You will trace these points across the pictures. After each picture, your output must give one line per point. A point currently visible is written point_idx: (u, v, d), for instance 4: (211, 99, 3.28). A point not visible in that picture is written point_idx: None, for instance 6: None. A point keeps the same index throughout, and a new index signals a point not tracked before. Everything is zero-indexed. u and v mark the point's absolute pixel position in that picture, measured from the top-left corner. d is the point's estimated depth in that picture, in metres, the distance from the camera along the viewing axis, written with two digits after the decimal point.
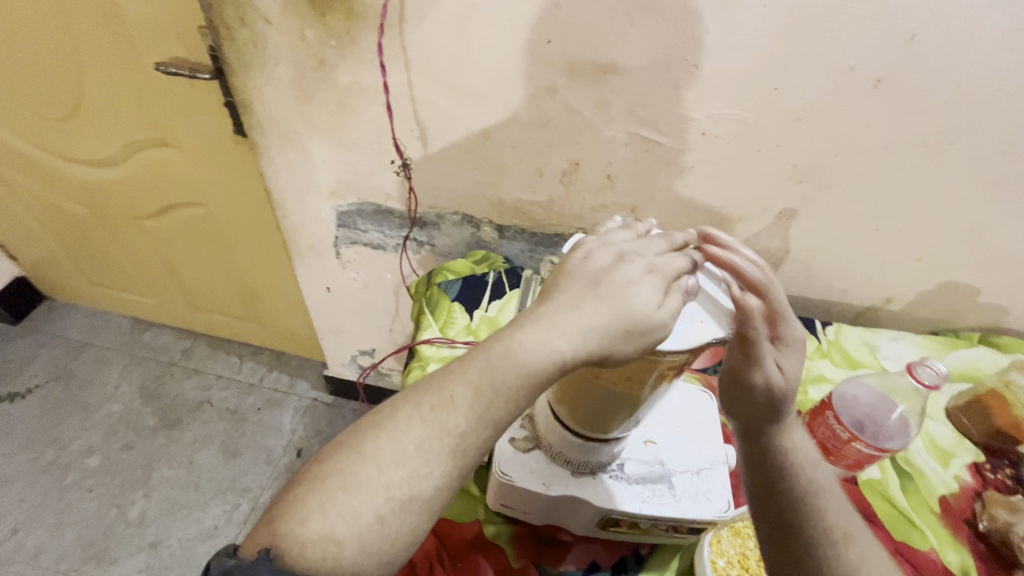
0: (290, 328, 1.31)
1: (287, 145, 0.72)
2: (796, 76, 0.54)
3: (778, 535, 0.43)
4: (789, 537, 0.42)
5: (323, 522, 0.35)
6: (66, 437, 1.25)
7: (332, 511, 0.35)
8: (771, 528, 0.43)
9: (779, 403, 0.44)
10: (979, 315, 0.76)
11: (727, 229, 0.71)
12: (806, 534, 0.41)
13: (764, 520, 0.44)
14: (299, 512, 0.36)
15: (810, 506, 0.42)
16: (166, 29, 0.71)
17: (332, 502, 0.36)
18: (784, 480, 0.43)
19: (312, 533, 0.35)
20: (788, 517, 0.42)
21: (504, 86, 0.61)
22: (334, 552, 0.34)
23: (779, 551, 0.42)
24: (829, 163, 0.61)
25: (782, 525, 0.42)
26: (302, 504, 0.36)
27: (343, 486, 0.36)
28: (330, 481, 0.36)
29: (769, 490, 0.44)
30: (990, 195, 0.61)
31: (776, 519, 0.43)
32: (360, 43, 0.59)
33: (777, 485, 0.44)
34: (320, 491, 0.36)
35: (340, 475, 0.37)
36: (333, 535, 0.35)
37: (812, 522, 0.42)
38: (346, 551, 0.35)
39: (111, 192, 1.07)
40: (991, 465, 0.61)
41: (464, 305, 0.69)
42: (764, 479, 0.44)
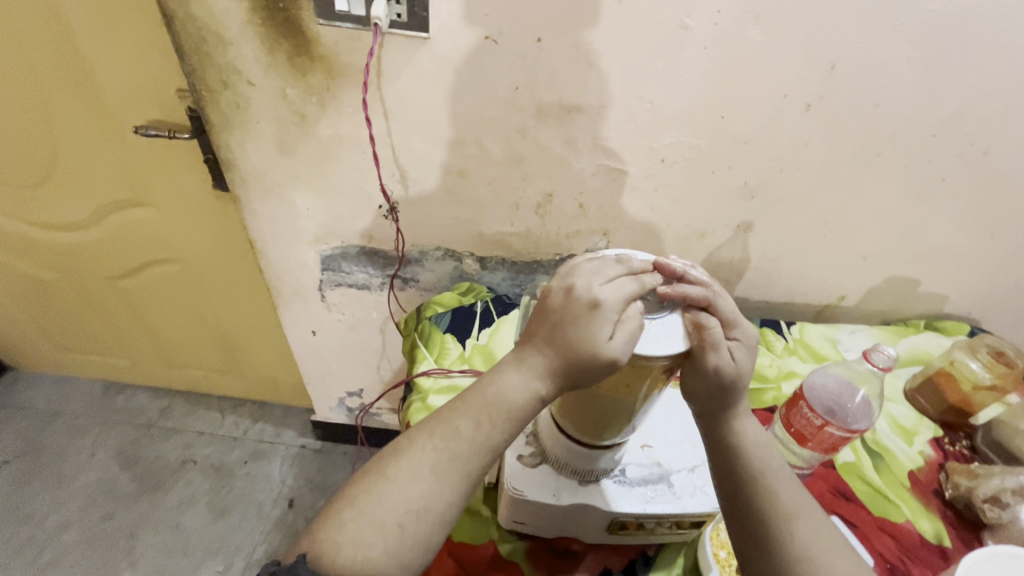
0: (272, 376, 1.30)
1: (270, 197, 0.75)
2: (739, 105, 0.61)
3: (736, 520, 0.42)
4: (746, 519, 0.41)
5: (356, 532, 0.40)
6: (41, 513, 1.20)
7: (362, 522, 0.40)
8: (730, 513, 0.42)
9: (733, 398, 0.43)
10: (921, 303, 0.84)
11: (692, 244, 0.77)
12: (760, 515, 0.40)
13: (723, 507, 0.43)
14: (334, 523, 0.40)
15: (760, 485, 0.41)
16: (145, 94, 0.74)
17: (362, 515, 0.40)
18: (734, 463, 0.43)
19: (346, 540, 0.39)
20: (741, 498, 0.41)
21: (479, 130, 0.65)
22: (365, 556, 0.39)
23: (741, 537, 0.41)
24: (775, 178, 0.68)
25: (738, 509, 0.42)
26: (337, 516, 0.41)
27: (371, 500, 0.41)
28: (359, 498, 0.41)
29: (723, 475, 0.43)
30: (915, 196, 0.70)
31: (732, 503, 0.42)
32: (341, 98, 0.63)
33: (728, 468, 0.43)
34: (353, 507, 0.41)
35: (367, 493, 0.41)
36: (363, 543, 0.39)
37: (763, 501, 0.41)
38: (375, 554, 0.39)
39: (82, 254, 1.06)
40: (948, 439, 0.67)
41: (456, 335, 0.72)
42: (717, 464, 0.44)
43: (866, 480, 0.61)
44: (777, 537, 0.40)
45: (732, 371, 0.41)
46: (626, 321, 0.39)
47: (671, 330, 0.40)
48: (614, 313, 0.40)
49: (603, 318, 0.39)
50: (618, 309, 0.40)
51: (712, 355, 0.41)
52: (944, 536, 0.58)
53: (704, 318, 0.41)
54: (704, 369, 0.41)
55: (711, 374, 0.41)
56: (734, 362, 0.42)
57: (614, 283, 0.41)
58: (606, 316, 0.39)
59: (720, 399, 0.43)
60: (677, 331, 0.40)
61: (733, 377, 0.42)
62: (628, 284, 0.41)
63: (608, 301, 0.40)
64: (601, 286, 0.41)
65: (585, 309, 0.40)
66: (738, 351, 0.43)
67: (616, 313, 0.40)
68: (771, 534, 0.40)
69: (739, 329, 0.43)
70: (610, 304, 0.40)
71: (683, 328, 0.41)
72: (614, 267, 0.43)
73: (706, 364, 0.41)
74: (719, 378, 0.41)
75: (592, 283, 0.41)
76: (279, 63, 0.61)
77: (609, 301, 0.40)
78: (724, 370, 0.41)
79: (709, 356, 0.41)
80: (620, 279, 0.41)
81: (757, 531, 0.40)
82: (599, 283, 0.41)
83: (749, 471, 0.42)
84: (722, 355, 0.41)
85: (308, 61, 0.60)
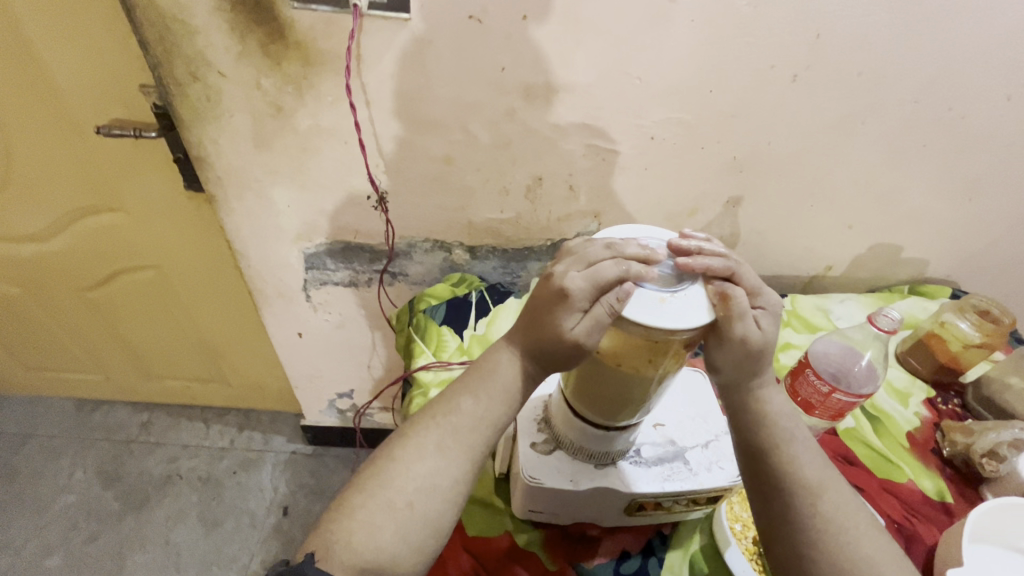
0: (258, 382, 1.26)
1: (248, 195, 0.71)
2: (727, 78, 0.61)
3: (760, 492, 0.42)
4: (770, 491, 0.42)
5: (366, 514, 0.39)
6: (19, 540, 1.14)
7: (372, 504, 0.39)
8: (754, 486, 0.43)
9: (760, 367, 0.43)
10: (904, 269, 0.86)
11: (683, 222, 0.76)
12: (783, 486, 0.41)
13: (747, 480, 0.44)
14: (345, 508, 0.40)
15: (782, 457, 0.42)
16: (106, 91, 0.69)
17: (371, 497, 0.40)
18: (757, 435, 0.43)
19: (357, 524, 0.39)
20: (764, 470, 0.42)
21: (464, 114, 0.63)
22: (377, 537, 0.38)
23: (764, 509, 0.42)
24: (764, 152, 0.68)
25: (761, 481, 0.42)
26: (346, 503, 0.40)
27: (380, 483, 0.40)
28: (366, 481, 0.41)
29: (747, 448, 0.44)
30: (898, 164, 0.70)
31: (755, 476, 0.43)
32: (319, 86, 0.60)
33: (751, 442, 0.44)
34: (361, 489, 0.40)
35: (375, 475, 0.41)
36: (375, 524, 0.39)
37: (786, 472, 0.41)
38: (386, 536, 0.38)
39: (46, 266, 1.00)
40: (941, 399, 0.69)
41: (452, 327, 0.70)
42: (739, 438, 0.45)
43: (868, 444, 0.62)
44: (801, 507, 0.40)
45: (757, 339, 0.42)
46: (592, 313, 0.39)
47: (697, 303, 0.38)
48: (579, 304, 0.39)
49: (569, 309, 0.40)
50: (586, 299, 0.39)
51: (739, 324, 0.40)
52: (946, 493, 0.59)
53: (731, 289, 0.40)
54: (732, 339, 0.41)
55: (738, 342, 0.41)
56: (760, 330, 0.42)
57: (590, 271, 0.40)
58: (573, 306, 0.39)
59: (746, 369, 0.43)
60: (703, 303, 0.39)
61: (760, 344, 0.42)
62: (608, 270, 0.39)
63: (577, 291, 0.39)
64: (576, 275, 0.40)
65: (555, 297, 0.40)
66: (763, 319, 0.43)
67: (584, 304, 0.39)
68: (795, 504, 0.40)
69: (763, 297, 0.43)
70: (578, 295, 0.39)
71: (710, 300, 0.39)
72: (599, 252, 0.41)
73: (734, 333, 0.41)
74: (745, 347, 0.41)
75: (568, 270, 0.40)
76: (251, 52, 0.57)
77: (578, 292, 0.39)
78: (750, 338, 0.41)
79: (736, 326, 0.40)
80: (600, 265, 0.39)
81: (780, 503, 0.41)
82: (575, 272, 0.40)
83: (771, 443, 0.43)
84: (748, 324, 0.41)
85: (282, 48, 0.57)
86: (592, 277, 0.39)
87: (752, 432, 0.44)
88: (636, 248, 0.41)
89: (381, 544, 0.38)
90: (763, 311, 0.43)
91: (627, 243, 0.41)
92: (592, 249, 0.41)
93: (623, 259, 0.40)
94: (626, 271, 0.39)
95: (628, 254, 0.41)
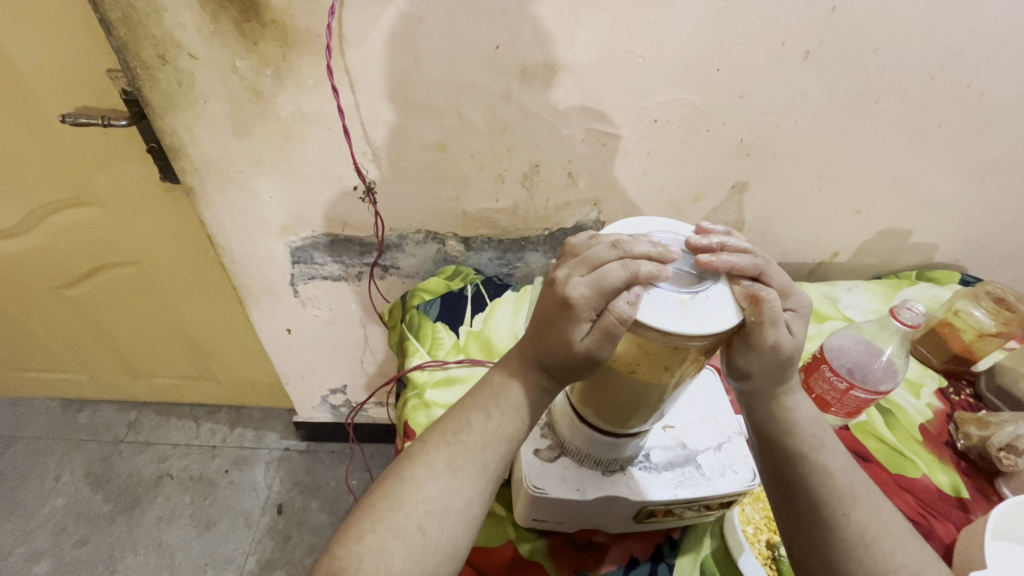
0: (248, 378, 1.23)
1: (228, 187, 0.67)
2: (736, 56, 0.57)
3: (786, 502, 0.41)
4: (798, 502, 0.40)
5: (375, 540, 0.36)
6: (5, 546, 1.10)
7: (381, 528, 0.37)
8: (780, 497, 0.42)
9: (787, 374, 0.41)
10: (912, 254, 0.84)
11: (687, 209, 0.73)
12: (812, 496, 0.39)
13: (773, 491, 0.42)
14: (353, 532, 0.37)
15: (810, 466, 0.40)
16: (71, 77, 0.64)
17: (380, 520, 0.37)
18: (783, 444, 0.42)
19: (366, 549, 0.36)
20: (792, 481, 0.41)
21: (457, 97, 0.59)
22: (386, 563, 0.36)
23: (792, 520, 0.40)
24: (772, 134, 0.65)
25: (788, 492, 0.41)
26: (354, 526, 0.38)
27: (390, 504, 0.38)
28: (376, 504, 0.39)
29: (772, 458, 0.42)
30: (912, 145, 0.67)
31: (782, 487, 0.41)
32: (300, 69, 0.56)
33: (777, 452, 0.42)
34: (370, 513, 0.38)
35: (385, 497, 0.39)
36: (384, 549, 0.36)
37: (815, 481, 0.40)
38: (397, 561, 0.36)
39: (20, 264, 0.95)
40: (953, 388, 0.67)
41: (447, 323, 0.67)
42: (764, 448, 0.43)
43: (881, 438, 0.60)
44: (831, 517, 0.38)
45: (788, 345, 0.39)
46: (602, 322, 0.36)
47: (721, 304, 0.35)
48: (586, 312, 0.37)
49: (575, 318, 0.37)
50: (593, 307, 0.36)
51: (771, 330, 0.38)
52: (962, 488, 0.57)
53: (761, 291, 0.37)
54: (762, 346, 0.39)
55: (771, 350, 0.39)
56: (791, 336, 0.40)
57: (594, 275, 0.37)
58: (578, 315, 0.37)
59: (774, 377, 0.41)
60: (729, 304, 0.36)
61: (792, 351, 0.40)
62: (614, 273, 0.36)
63: (580, 300, 0.36)
64: (579, 281, 0.37)
65: (557, 306, 0.38)
66: (794, 323, 0.41)
67: (590, 312, 0.37)
68: (825, 514, 0.39)
69: (794, 299, 0.40)
70: (582, 303, 0.36)
71: (738, 303, 0.37)
72: (605, 252, 0.38)
73: (765, 339, 0.38)
74: (777, 355, 0.39)
75: (571, 275, 0.38)
76: (224, 32, 0.53)
77: (581, 301, 0.36)
78: (782, 345, 0.39)
79: (767, 332, 0.38)
80: (605, 268, 0.36)
81: (809, 513, 0.39)
82: (577, 278, 0.37)
83: (799, 453, 0.41)
84: (781, 330, 0.38)
85: (259, 27, 0.53)
86: (596, 283, 0.36)
87: (779, 441, 0.42)
88: (646, 246, 0.37)
89: (391, 569, 0.35)
90: (794, 313, 0.41)
91: (636, 241, 0.38)
92: (597, 249, 0.38)
93: (631, 260, 0.37)
94: (635, 272, 0.36)
95: (637, 254, 0.37)
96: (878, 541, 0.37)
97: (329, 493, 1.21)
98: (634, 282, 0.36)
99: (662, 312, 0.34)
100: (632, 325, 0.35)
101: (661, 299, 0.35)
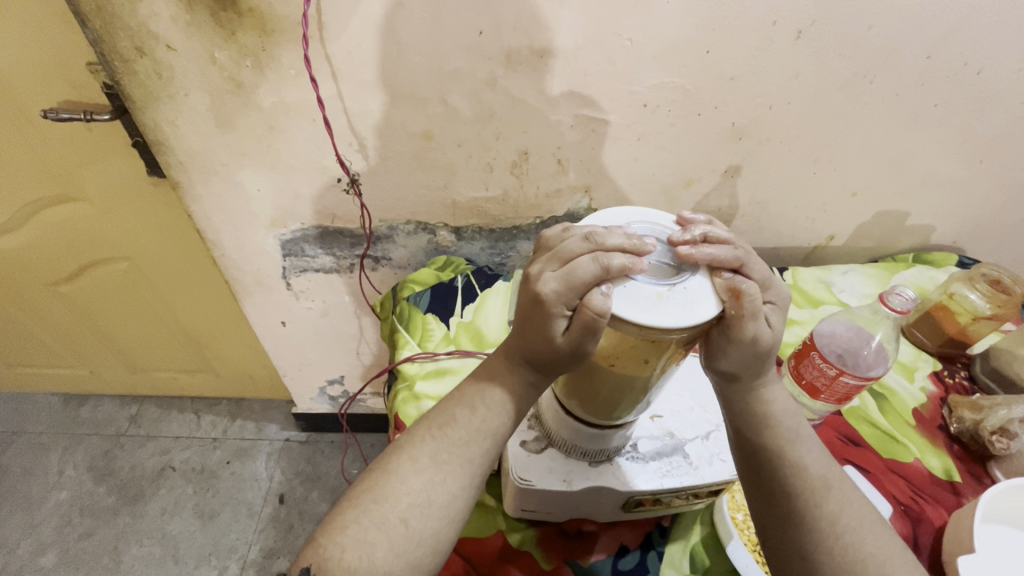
0: (246, 371, 1.23)
1: (213, 180, 0.66)
2: (725, 37, 0.55)
3: (760, 494, 0.41)
4: (772, 493, 0.40)
5: (359, 531, 0.36)
6: (12, 539, 1.12)
7: (365, 520, 0.37)
8: (755, 488, 0.41)
9: (764, 366, 0.41)
10: (909, 236, 0.83)
11: (680, 193, 0.72)
12: (785, 487, 0.40)
13: (748, 482, 0.42)
14: (337, 524, 0.37)
15: (785, 458, 0.40)
16: (50, 71, 0.63)
17: (364, 513, 0.37)
18: (758, 436, 0.42)
19: (349, 540, 0.36)
20: (766, 472, 0.41)
21: (442, 85, 0.58)
22: (370, 554, 0.36)
23: (766, 511, 0.40)
24: (765, 117, 0.63)
25: (762, 483, 0.41)
26: (338, 518, 0.38)
27: (374, 497, 0.38)
28: (360, 496, 0.39)
29: (748, 449, 0.42)
30: (907, 124, 0.66)
31: (756, 478, 0.41)
32: (280, 58, 0.55)
33: (751, 443, 0.42)
34: (354, 505, 0.38)
35: (370, 489, 0.39)
36: (367, 541, 0.36)
37: (789, 472, 0.40)
38: (380, 553, 0.36)
39: (13, 262, 0.95)
40: (947, 371, 0.67)
41: (437, 315, 0.67)
42: (740, 440, 0.43)
43: (874, 424, 0.60)
44: (803, 508, 0.39)
45: (767, 338, 0.39)
46: (578, 318, 0.35)
47: (698, 297, 0.35)
48: (560, 308, 0.37)
49: (549, 314, 0.37)
50: (565, 303, 0.36)
51: (751, 323, 0.37)
52: (953, 472, 0.57)
53: (742, 284, 0.36)
54: (742, 339, 0.38)
55: (749, 343, 0.39)
56: (770, 329, 0.40)
57: (565, 270, 0.36)
58: (551, 311, 0.37)
59: (751, 370, 0.41)
60: (708, 296, 0.35)
61: (770, 343, 0.40)
62: (584, 267, 0.35)
63: (551, 296, 0.36)
64: (550, 276, 0.37)
65: (530, 302, 0.38)
66: (773, 316, 0.40)
67: (563, 308, 0.37)
68: (798, 505, 0.39)
69: (774, 291, 0.40)
70: (553, 299, 0.36)
71: (718, 295, 0.36)
72: (578, 245, 0.37)
73: (745, 332, 0.38)
74: (755, 347, 0.39)
75: (543, 271, 0.37)
76: (201, 22, 0.52)
77: (552, 296, 0.36)
78: (761, 338, 0.39)
79: (747, 325, 0.37)
80: (576, 262, 0.36)
81: (782, 504, 0.39)
82: (549, 273, 0.37)
83: (774, 445, 0.41)
84: (760, 323, 0.38)
85: (235, 15, 0.51)
86: (567, 278, 0.36)
87: (755, 433, 0.42)
88: (620, 238, 0.37)
89: (374, 562, 0.35)
90: (773, 306, 0.41)
91: (610, 233, 0.37)
92: (569, 242, 0.37)
93: (602, 254, 0.36)
94: (606, 266, 0.35)
95: (610, 246, 0.36)
96: (851, 529, 0.38)
97: (330, 483, 1.23)
98: (605, 277, 0.35)
99: (638, 306, 0.34)
100: (610, 320, 0.34)
101: (638, 292, 0.34)
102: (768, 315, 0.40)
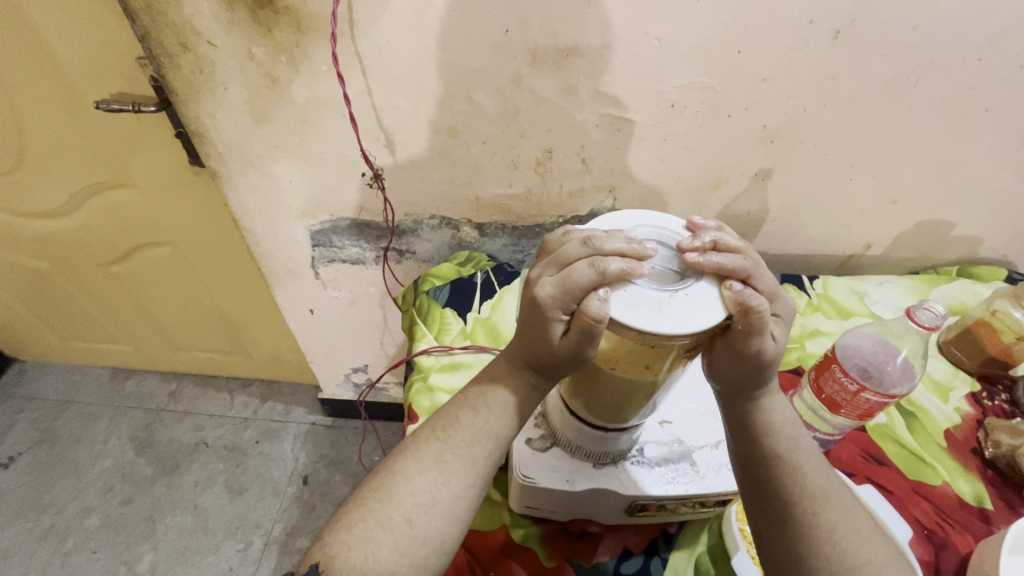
0: (277, 354, 1.28)
1: (249, 171, 0.69)
2: (757, 37, 0.54)
3: (757, 503, 0.40)
4: (767, 501, 0.39)
5: (364, 530, 0.38)
6: (61, 501, 1.20)
7: (370, 520, 0.38)
8: (751, 496, 0.41)
9: (768, 379, 0.41)
10: (954, 248, 0.79)
11: (707, 197, 0.71)
12: (782, 496, 0.39)
13: (745, 490, 0.41)
14: (344, 522, 0.39)
15: (784, 467, 0.39)
16: (104, 65, 0.67)
17: (369, 512, 0.38)
18: (759, 445, 0.41)
19: (355, 539, 0.37)
20: (765, 481, 0.40)
21: (467, 82, 0.59)
22: (374, 553, 0.37)
23: (761, 519, 0.39)
24: (800, 118, 0.61)
25: (759, 491, 0.40)
26: (347, 516, 0.39)
27: (380, 497, 0.39)
28: (368, 495, 0.40)
29: (746, 458, 0.41)
30: (957, 131, 0.63)
31: (754, 488, 0.40)
32: (312, 55, 0.56)
33: (750, 452, 0.41)
34: (361, 504, 0.39)
35: (376, 489, 0.40)
36: (372, 539, 0.37)
37: (789, 482, 0.39)
38: (384, 551, 0.37)
39: (67, 242, 1.01)
40: (986, 393, 0.63)
41: (455, 309, 0.68)
42: (739, 448, 0.42)
43: (900, 443, 0.58)
44: (801, 516, 0.38)
45: (772, 352, 0.39)
46: (575, 325, 0.36)
47: (702, 304, 0.34)
48: (557, 313, 0.37)
49: (546, 318, 0.37)
50: (563, 307, 0.37)
51: (756, 338, 0.37)
52: (985, 498, 0.54)
53: (752, 298, 0.35)
54: (746, 352, 0.38)
55: (754, 356, 0.38)
56: (774, 342, 0.39)
57: (562, 274, 0.36)
58: (548, 315, 0.37)
59: (753, 383, 0.40)
60: (712, 303, 0.35)
61: (775, 357, 0.39)
62: (581, 273, 0.35)
63: (548, 300, 0.37)
64: (548, 280, 0.37)
65: (529, 305, 0.38)
66: (777, 328, 0.40)
67: (560, 312, 0.37)
68: (795, 514, 0.38)
69: (780, 303, 0.39)
70: (549, 303, 0.37)
71: (727, 309, 0.35)
72: (576, 249, 0.37)
73: (748, 347, 0.37)
74: (758, 361, 0.38)
75: (541, 275, 0.38)
76: (240, 19, 0.54)
77: (548, 300, 0.37)
78: (765, 352, 0.38)
79: (752, 340, 0.37)
80: (572, 267, 0.36)
81: (779, 512, 0.39)
82: (546, 277, 0.37)
83: (773, 454, 0.40)
84: (766, 338, 0.37)
85: (272, 14, 0.53)
86: (563, 283, 0.36)
87: (756, 441, 0.41)
88: (619, 243, 0.36)
89: (378, 559, 0.36)
90: (778, 318, 0.40)
91: (609, 237, 0.37)
92: (567, 246, 0.38)
93: (600, 258, 0.36)
94: (603, 270, 0.35)
95: (608, 250, 0.36)
96: (847, 537, 0.37)
97: (351, 468, 1.26)
98: (602, 282, 0.35)
99: (639, 312, 0.33)
100: (608, 325, 0.34)
101: (639, 296, 0.34)
102: (773, 328, 0.39)
